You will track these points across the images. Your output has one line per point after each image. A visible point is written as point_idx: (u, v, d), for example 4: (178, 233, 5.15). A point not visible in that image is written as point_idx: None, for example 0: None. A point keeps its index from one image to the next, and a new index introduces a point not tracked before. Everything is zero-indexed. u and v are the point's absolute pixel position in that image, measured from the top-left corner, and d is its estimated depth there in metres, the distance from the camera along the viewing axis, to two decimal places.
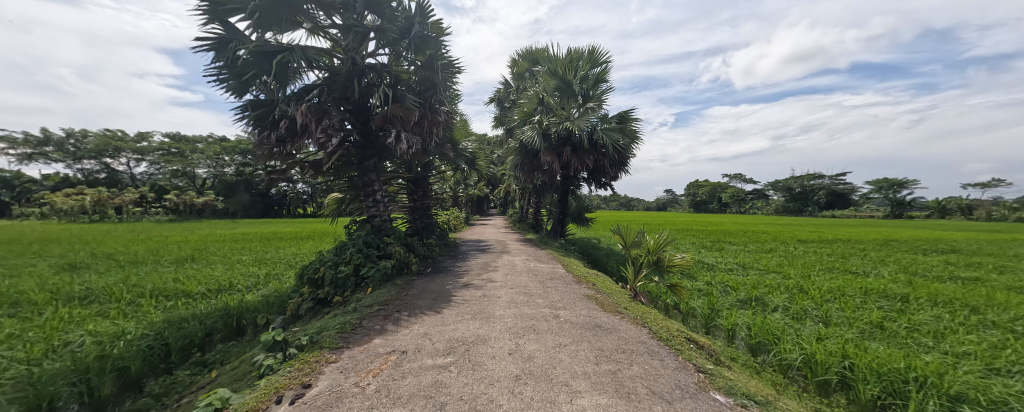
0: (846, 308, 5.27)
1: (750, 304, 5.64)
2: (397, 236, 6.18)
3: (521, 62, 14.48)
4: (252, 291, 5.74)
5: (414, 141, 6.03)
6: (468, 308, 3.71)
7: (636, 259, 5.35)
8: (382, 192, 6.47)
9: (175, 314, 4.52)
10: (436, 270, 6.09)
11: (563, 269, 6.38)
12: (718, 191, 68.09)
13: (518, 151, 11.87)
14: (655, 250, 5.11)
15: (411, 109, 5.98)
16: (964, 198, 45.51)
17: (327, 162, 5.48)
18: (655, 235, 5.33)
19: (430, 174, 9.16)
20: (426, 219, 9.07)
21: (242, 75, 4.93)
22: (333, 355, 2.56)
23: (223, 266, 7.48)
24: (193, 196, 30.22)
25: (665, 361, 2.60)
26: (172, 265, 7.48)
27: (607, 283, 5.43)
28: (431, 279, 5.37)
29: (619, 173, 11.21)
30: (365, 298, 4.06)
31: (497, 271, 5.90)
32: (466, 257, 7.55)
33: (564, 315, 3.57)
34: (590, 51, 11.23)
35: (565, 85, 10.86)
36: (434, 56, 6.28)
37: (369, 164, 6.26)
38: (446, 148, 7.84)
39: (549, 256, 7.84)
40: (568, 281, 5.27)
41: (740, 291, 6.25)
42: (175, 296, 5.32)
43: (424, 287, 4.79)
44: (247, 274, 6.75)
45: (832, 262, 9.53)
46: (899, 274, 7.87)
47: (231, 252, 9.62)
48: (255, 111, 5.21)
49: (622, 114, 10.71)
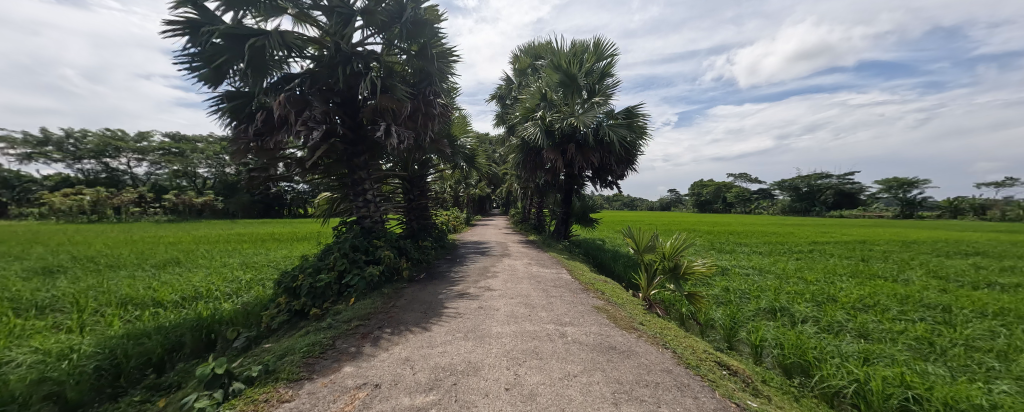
0: (885, 320, 4.73)
1: (774, 314, 5.11)
2: (388, 239, 5.70)
3: (524, 58, 14.01)
4: (231, 299, 5.29)
5: (406, 136, 5.56)
6: (461, 324, 3.22)
7: (650, 265, 4.83)
8: (373, 191, 6.01)
9: (138, 327, 4.07)
10: (430, 276, 5.59)
11: (568, 274, 5.87)
12: (722, 190, 67.26)
13: (520, 149, 11.38)
14: (672, 256, 4.57)
15: (403, 100, 5.53)
16: (977, 198, 44.42)
17: (311, 159, 5.04)
18: (671, 238, 4.81)
19: (427, 172, 8.70)
20: (423, 219, 8.60)
21: (214, 62, 4.48)
22: (288, 391, 2.08)
23: (208, 270, 7.06)
24: (193, 196, 30.06)
25: (699, 399, 2.09)
26: (153, 269, 7.07)
27: (617, 291, 4.92)
28: (423, 286, 4.89)
29: (626, 172, 10.68)
30: (345, 312, 3.60)
31: (496, 278, 5.40)
32: (464, 261, 7.07)
33: (572, 334, 3.07)
34: (595, 44, 10.71)
35: (569, 79, 10.24)
36: (428, 44, 5.80)
37: (359, 161, 5.82)
38: (443, 144, 7.36)
39: (552, 260, 7.34)
40: (574, 289, 4.76)
41: (762, 299, 5.72)
42: (145, 305, 4.88)
43: (414, 296, 4.30)
44: (230, 280, 6.33)
45: (853, 266, 8.96)
46: (931, 280, 7.26)
47: (219, 254, 9.20)
48: (231, 103, 4.74)
49: (629, 109, 10.18)
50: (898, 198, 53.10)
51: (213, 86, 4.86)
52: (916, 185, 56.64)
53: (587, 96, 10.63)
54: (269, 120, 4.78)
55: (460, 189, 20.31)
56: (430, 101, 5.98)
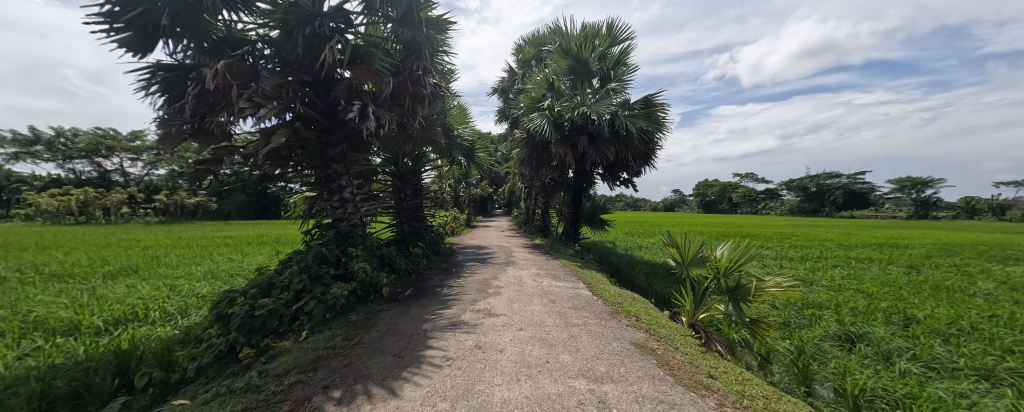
0: (1009, 355, 3.62)
1: (852, 345, 4.03)
2: (367, 246, 4.67)
3: (527, 48, 13.06)
4: (171, 323, 4.26)
5: (388, 119, 4.57)
6: (447, 383, 2.14)
7: (698, 284, 3.71)
8: (352, 188, 5.02)
9: (20, 372, 3.01)
10: (417, 293, 4.50)
11: (587, 289, 4.80)
12: (729, 191, 65.82)
13: (525, 143, 10.33)
14: (728, 273, 3.45)
15: (382, 74, 4.47)
16: (996, 198, 42.85)
17: (266, 147, 4.03)
18: (724, 248, 3.70)
19: (421, 169, 7.74)
20: (416, 222, 7.55)
21: (130, 16, 3.43)
22: None
23: (162, 282, 6.04)
24: (186, 196, 29.21)
25: None
26: (97, 280, 6.01)
27: (654, 315, 3.86)
28: (406, 308, 3.83)
29: (644, 168, 9.64)
30: (286, 357, 2.53)
31: (499, 295, 4.34)
32: (460, 272, 6.00)
33: (618, 401, 1.99)
34: (608, 26, 9.67)
35: (580, 65, 9.36)
36: (415, 6, 4.74)
37: (335, 152, 4.90)
38: (437, 134, 6.20)
39: (564, 270, 6.26)
40: (600, 314, 3.69)
41: (828, 321, 4.62)
42: (55, 332, 3.82)
43: (392, 325, 3.24)
44: (183, 294, 5.32)
45: (911, 275, 7.77)
46: (1015, 294, 6.09)
47: (187, 261, 8.21)
48: (161, 73, 3.69)
49: (647, 97, 9.09)
50: (913, 198, 51.42)
51: (142, 53, 3.85)
52: (931, 184, 55.04)
53: (600, 84, 9.62)
54: (206, 96, 3.73)
55: (460, 188, 19.35)
56: (419, 79, 4.96)
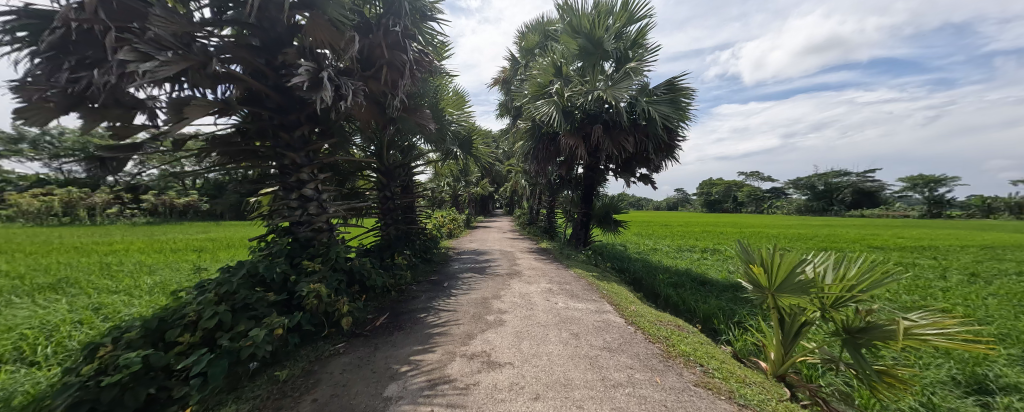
0: None
1: (995, 399, 2.85)
2: (329, 259, 3.54)
3: (531, 35, 11.92)
4: (58, 365, 3.10)
5: (356, 90, 3.49)
6: None
7: (791, 318, 2.61)
8: (315, 183, 3.92)
9: None
10: (394, 322, 3.40)
11: (617, 314, 3.69)
12: (735, 190, 64.47)
13: (530, 134, 9.22)
14: (839, 305, 2.40)
15: (343, 27, 3.42)
16: (1013, 197, 41.36)
17: (176, 127, 2.86)
18: (832, 267, 2.55)
19: (411, 163, 6.62)
20: (404, 224, 6.44)
21: None
22: None
23: (90, 300, 4.91)
24: (177, 197, 28.05)
25: None
26: (10, 297, 4.88)
27: (722, 358, 2.76)
28: (372, 350, 2.72)
29: (665, 162, 8.46)
30: None
31: (504, 325, 3.22)
32: (454, 287, 4.89)
33: None
34: (624, 3, 8.50)
35: (593, 45, 8.24)
36: None
37: (294, 136, 3.83)
38: (427, 118, 5.08)
39: (581, 284, 5.17)
40: (651, 361, 2.56)
41: (941, 360, 3.43)
42: None
43: (338, 389, 2.10)
44: (106, 317, 4.20)
45: (986, 286, 6.57)
46: None
47: (141, 269, 7.07)
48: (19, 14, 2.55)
49: (671, 80, 7.92)
50: (927, 197, 49.90)
51: None
52: (945, 183, 53.36)
53: (614, 68, 8.46)
54: (79, 45, 2.58)
55: (461, 187, 18.32)
56: (398, 41, 3.88)
